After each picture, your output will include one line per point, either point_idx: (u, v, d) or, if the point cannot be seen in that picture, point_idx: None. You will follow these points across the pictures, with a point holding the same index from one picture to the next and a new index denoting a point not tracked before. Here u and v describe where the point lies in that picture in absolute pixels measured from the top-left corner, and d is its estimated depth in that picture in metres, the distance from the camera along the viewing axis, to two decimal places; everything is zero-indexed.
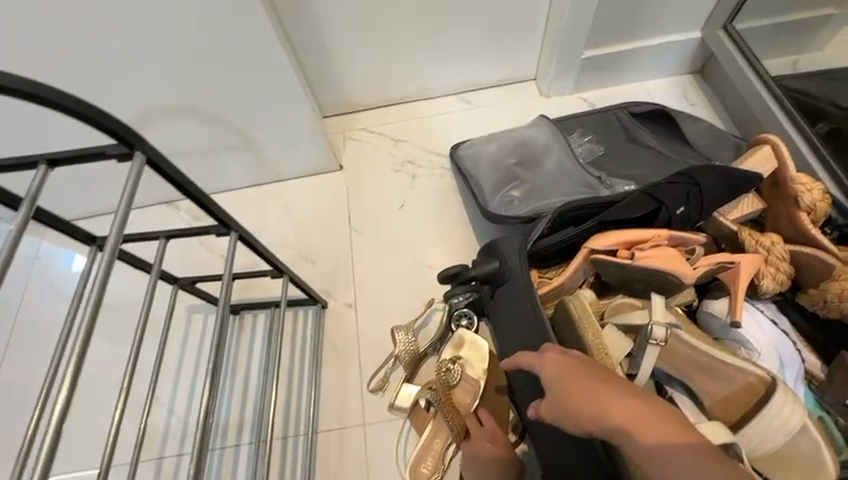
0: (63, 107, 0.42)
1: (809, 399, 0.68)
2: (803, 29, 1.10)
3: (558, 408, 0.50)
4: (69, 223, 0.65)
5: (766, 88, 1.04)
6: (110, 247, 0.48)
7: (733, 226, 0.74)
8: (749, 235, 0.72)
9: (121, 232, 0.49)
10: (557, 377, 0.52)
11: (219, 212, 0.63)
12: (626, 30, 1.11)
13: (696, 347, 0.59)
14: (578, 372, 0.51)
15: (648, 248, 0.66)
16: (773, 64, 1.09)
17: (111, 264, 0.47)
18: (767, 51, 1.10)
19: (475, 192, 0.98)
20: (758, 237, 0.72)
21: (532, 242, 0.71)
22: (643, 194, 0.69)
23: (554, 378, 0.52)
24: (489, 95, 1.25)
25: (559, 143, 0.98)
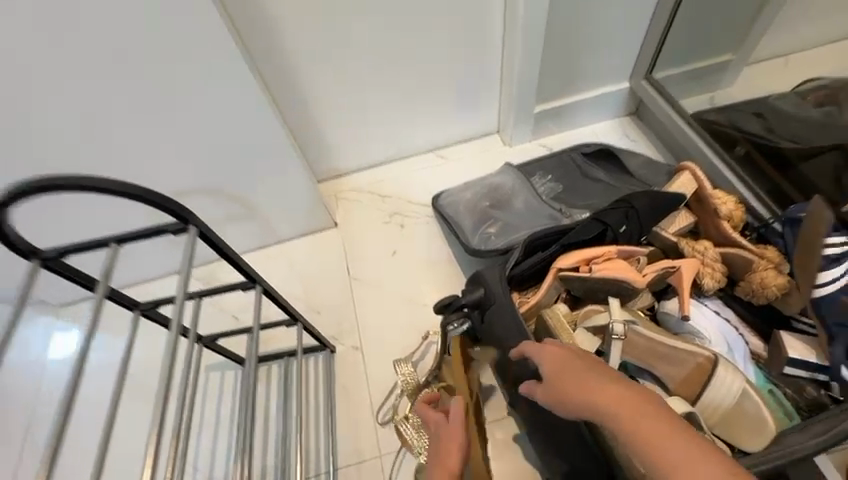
0: (147, 202, 0.60)
1: (760, 377, 0.79)
2: (710, 73, 1.33)
3: (550, 395, 0.57)
4: (120, 292, 0.74)
5: (686, 125, 1.25)
6: (179, 303, 0.69)
7: (672, 237, 0.89)
8: (686, 243, 0.87)
9: (186, 291, 0.70)
10: (552, 358, 0.61)
11: (249, 270, 0.76)
12: (566, 87, 1.33)
13: (652, 338, 0.71)
14: (574, 359, 0.59)
15: (602, 262, 0.80)
16: (691, 103, 1.31)
17: (180, 313, 0.69)
18: (684, 93, 1.33)
19: (457, 233, 1.12)
20: (692, 244, 0.87)
21: (509, 270, 0.84)
22: (591, 218, 0.84)
23: (550, 359, 0.61)
24: (460, 150, 1.44)
25: (523, 186, 1.15)
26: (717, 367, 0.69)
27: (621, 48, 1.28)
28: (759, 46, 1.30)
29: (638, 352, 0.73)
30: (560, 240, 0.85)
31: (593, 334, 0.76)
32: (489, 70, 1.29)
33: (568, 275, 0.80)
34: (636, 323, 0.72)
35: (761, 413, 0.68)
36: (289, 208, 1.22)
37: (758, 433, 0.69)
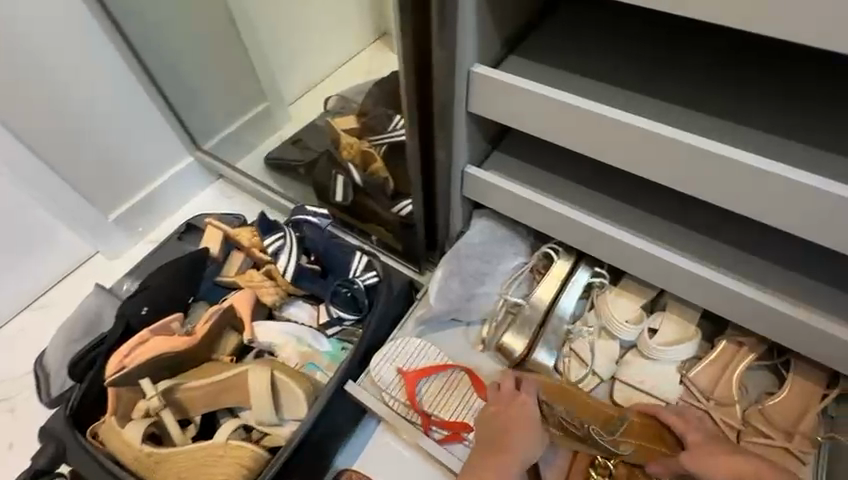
0: None
1: (333, 343, 0.98)
2: (263, 118, 1.50)
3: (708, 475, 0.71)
4: None
5: (250, 179, 1.48)
6: None
7: (537, 382, 0.80)
8: (546, 393, 0.80)
9: None
10: (713, 459, 0.72)
11: None
12: (124, 190, 1.36)
13: (195, 388, 0.82)
14: (717, 448, 0.73)
15: (139, 348, 0.83)
16: (255, 153, 1.50)
17: None
18: (244, 145, 1.51)
19: (40, 390, 1.03)
20: (547, 387, 0.80)
21: (69, 408, 0.80)
22: (113, 318, 0.87)
23: (711, 463, 0.71)
24: (62, 290, 1.36)
25: (105, 297, 1.11)
26: (247, 376, 0.81)
27: (153, 141, 1.37)
28: (280, 86, 1.47)
29: (195, 405, 0.83)
30: (97, 350, 0.85)
31: (147, 420, 0.78)
32: (20, 212, 1.22)
33: (109, 384, 0.81)
34: (179, 382, 0.82)
35: (290, 382, 0.81)
36: None
37: (305, 401, 0.82)
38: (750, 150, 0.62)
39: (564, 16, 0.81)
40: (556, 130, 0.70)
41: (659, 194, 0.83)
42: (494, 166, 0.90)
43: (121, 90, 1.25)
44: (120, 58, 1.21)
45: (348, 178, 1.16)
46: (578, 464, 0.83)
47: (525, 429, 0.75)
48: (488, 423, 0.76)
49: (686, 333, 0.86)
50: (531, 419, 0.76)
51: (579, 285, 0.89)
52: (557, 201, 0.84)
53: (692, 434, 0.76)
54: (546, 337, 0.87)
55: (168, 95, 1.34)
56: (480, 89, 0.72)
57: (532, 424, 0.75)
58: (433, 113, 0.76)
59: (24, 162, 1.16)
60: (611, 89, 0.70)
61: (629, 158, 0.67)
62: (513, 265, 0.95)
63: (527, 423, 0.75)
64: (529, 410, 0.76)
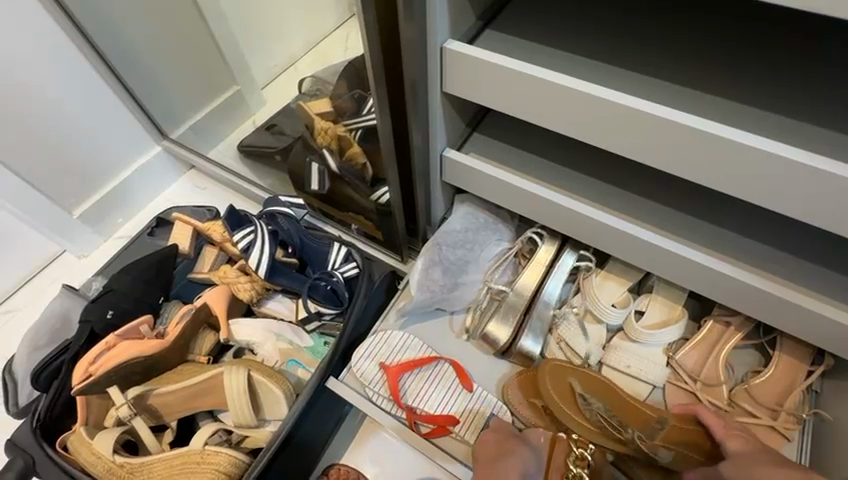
0: None
1: (315, 339, 0.96)
2: (234, 104, 1.43)
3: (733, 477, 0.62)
4: None
5: (223, 169, 1.41)
6: None
7: (572, 372, 0.80)
8: (584, 387, 0.79)
9: None
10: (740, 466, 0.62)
11: None
12: (89, 185, 1.29)
13: (169, 393, 0.78)
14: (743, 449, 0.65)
15: (106, 355, 0.79)
16: (227, 141, 1.43)
17: None
18: (215, 134, 1.43)
19: (6, 401, 0.97)
20: (584, 380, 0.80)
21: (37, 420, 0.77)
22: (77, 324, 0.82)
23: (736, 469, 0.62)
24: (29, 293, 1.30)
25: (72, 298, 1.07)
26: (223, 378, 0.77)
27: (115, 133, 1.29)
28: (252, 70, 1.40)
29: (171, 409, 0.79)
30: (62, 358, 0.81)
31: (117, 429, 0.75)
32: None
33: (76, 393, 0.76)
34: (150, 388, 0.78)
35: (268, 382, 0.78)
36: None
37: (285, 401, 0.79)
38: (742, 128, 0.57)
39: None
40: (535, 109, 0.65)
41: (645, 175, 0.80)
42: (473, 149, 0.86)
43: (76, 80, 1.16)
44: (72, 47, 1.11)
45: (323, 165, 1.11)
46: (558, 449, 0.74)
47: (499, 454, 0.70)
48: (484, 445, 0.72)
49: (671, 314, 0.85)
50: (502, 444, 0.72)
51: (565, 268, 0.87)
52: (540, 183, 0.80)
53: (730, 439, 0.67)
54: (532, 325, 0.84)
55: (129, 83, 1.25)
56: (457, 67, 0.66)
57: (503, 450, 0.71)
58: (405, 93, 0.70)
59: None
60: (593, 65, 0.66)
61: (612, 139, 0.63)
62: (497, 251, 0.92)
63: (499, 447, 0.71)
64: (503, 437, 0.73)
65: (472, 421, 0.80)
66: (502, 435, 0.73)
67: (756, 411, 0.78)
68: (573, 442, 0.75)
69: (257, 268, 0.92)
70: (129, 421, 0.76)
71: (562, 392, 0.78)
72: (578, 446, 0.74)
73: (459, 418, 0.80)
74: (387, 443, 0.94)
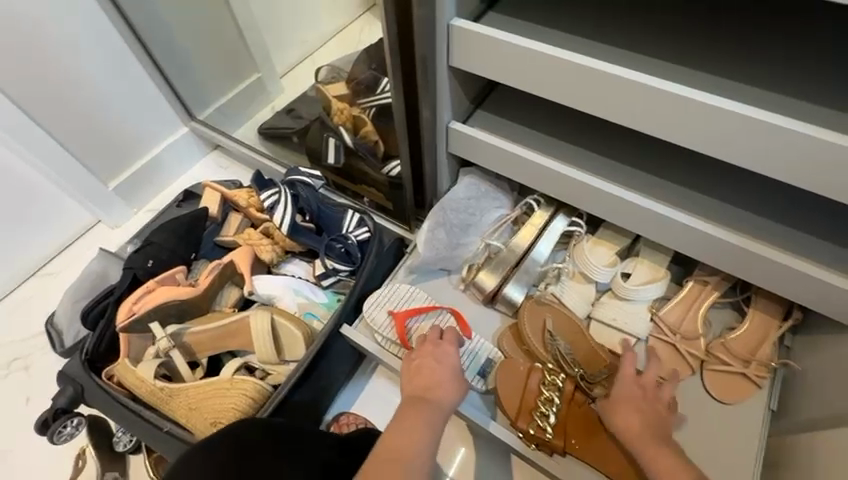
0: None
1: (329, 296, 1.05)
2: (256, 90, 1.54)
3: (612, 410, 0.75)
4: None
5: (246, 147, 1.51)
6: None
7: (547, 312, 0.89)
8: (554, 325, 0.88)
9: None
10: (625, 408, 0.74)
11: None
12: (124, 159, 1.40)
13: (201, 331, 0.88)
14: (644, 412, 0.73)
15: (146, 298, 0.89)
16: (250, 123, 1.54)
17: None
18: (239, 117, 1.55)
19: (54, 343, 1.09)
20: (557, 321, 0.88)
21: (86, 353, 0.87)
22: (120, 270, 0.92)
23: (622, 410, 0.74)
24: (67, 258, 1.41)
25: (112, 259, 1.18)
26: (251, 318, 0.87)
27: (147, 113, 1.40)
28: (274, 60, 1.52)
29: (202, 346, 0.89)
30: (107, 300, 0.91)
31: (157, 360, 0.85)
32: (27, 179, 1.25)
33: (122, 328, 0.87)
34: (185, 327, 0.88)
35: (289, 324, 0.88)
36: None
37: (303, 342, 0.88)
38: (711, 93, 0.66)
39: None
40: (531, 79, 0.75)
41: (631, 146, 0.89)
42: (476, 123, 0.95)
43: (117, 62, 1.27)
44: (115, 31, 1.22)
45: (339, 141, 1.21)
46: (533, 377, 0.83)
47: (435, 378, 0.75)
48: (410, 377, 0.77)
49: (656, 275, 0.93)
50: (445, 367, 0.77)
51: (556, 231, 0.94)
52: (536, 152, 0.89)
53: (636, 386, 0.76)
54: (518, 276, 0.92)
55: (164, 66, 1.36)
56: (463, 42, 0.75)
57: (443, 375, 0.76)
58: (415, 66, 0.79)
59: (29, 134, 1.18)
60: (581, 41, 0.75)
61: (599, 106, 0.72)
62: (496, 216, 1.01)
63: (437, 373, 0.76)
64: (442, 362, 0.78)
65: (470, 362, 0.88)
66: (447, 358, 0.78)
67: (730, 361, 0.85)
68: (546, 371, 0.83)
69: (281, 224, 1.03)
70: (167, 354, 0.86)
71: (533, 325, 0.88)
72: (551, 374, 0.82)
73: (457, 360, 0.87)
74: (390, 391, 1.04)
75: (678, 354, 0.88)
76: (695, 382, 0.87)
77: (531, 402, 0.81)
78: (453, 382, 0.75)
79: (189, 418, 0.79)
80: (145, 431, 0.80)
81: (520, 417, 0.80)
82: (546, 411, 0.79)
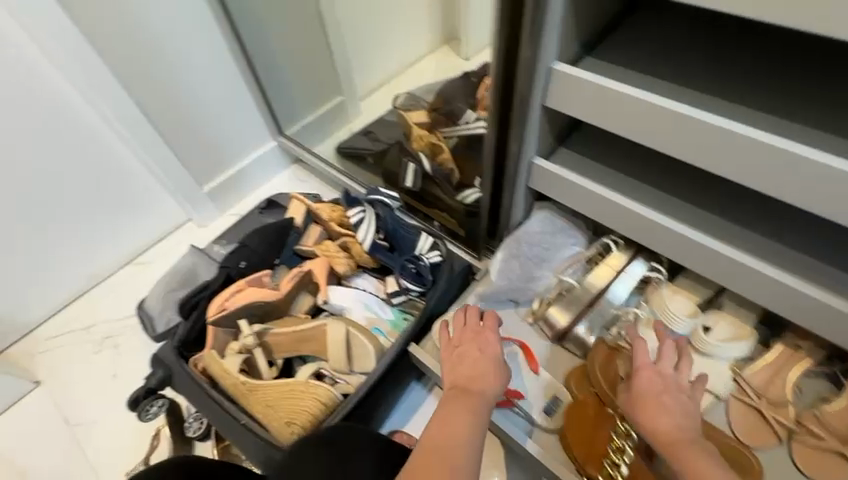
0: None
1: (396, 313, 1.09)
2: (338, 110, 1.66)
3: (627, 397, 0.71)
4: None
5: (326, 163, 1.61)
6: None
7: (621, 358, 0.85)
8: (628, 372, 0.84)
9: None
10: (640, 378, 0.71)
11: None
12: (219, 165, 1.53)
13: (282, 333, 0.94)
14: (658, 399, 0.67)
15: (236, 296, 0.96)
16: (331, 140, 1.65)
17: None
18: (321, 134, 1.66)
19: (148, 327, 1.22)
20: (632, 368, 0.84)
21: (178, 339, 0.95)
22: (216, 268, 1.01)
23: (639, 382, 0.70)
24: (159, 250, 1.55)
25: (201, 256, 1.29)
26: (329, 327, 0.92)
27: (243, 126, 1.54)
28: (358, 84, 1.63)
29: (279, 347, 0.95)
30: (202, 293, 0.99)
31: (241, 354, 0.91)
32: (138, 177, 1.41)
33: (212, 322, 0.94)
34: (269, 328, 0.94)
35: (363, 337, 0.91)
36: None
37: (373, 356, 0.92)
38: (822, 150, 0.65)
39: (636, 27, 0.88)
40: (624, 123, 0.76)
41: (720, 196, 0.87)
42: (559, 159, 0.97)
43: (225, 80, 1.41)
44: (229, 52, 1.38)
45: (418, 166, 1.26)
46: (604, 424, 0.80)
47: (481, 370, 0.74)
48: (458, 369, 0.75)
49: (739, 332, 0.88)
50: (488, 358, 0.76)
51: (635, 275, 0.93)
52: (620, 194, 0.89)
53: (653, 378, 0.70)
54: (591, 317, 0.91)
55: (264, 84, 1.50)
56: (562, 84, 0.78)
57: (489, 367, 0.75)
58: (511, 110, 0.85)
59: (148, 139, 1.32)
60: (679, 88, 0.76)
61: (699, 154, 0.72)
62: (570, 253, 1.01)
63: (482, 365, 0.75)
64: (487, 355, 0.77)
65: (535, 399, 0.89)
66: (492, 352, 0.78)
67: (825, 436, 0.78)
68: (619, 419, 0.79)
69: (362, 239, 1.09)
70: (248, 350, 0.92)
71: (604, 368, 0.84)
72: None
73: (523, 394, 0.88)
74: None
75: (762, 420, 0.83)
76: (779, 453, 0.81)
77: (601, 448, 0.79)
78: (497, 373, 0.74)
79: (265, 415, 0.84)
80: (223, 420, 0.86)
81: (589, 462, 0.78)
82: (618, 462, 0.74)
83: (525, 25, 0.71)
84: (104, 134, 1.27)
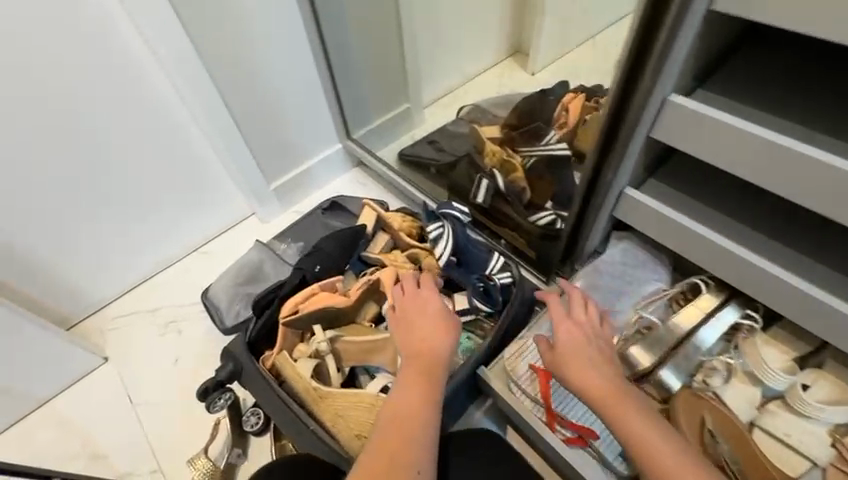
0: None
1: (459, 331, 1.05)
2: (405, 118, 1.67)
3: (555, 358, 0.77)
4: None
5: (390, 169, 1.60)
6: None
7: (707, 408, 0.82)
8: (715, 424, 0.81)
9: None
10: (568, 342, 0.77)
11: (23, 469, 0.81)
12: (287, 165, 1.55)
13: (353, 342, 0.94)
14: (593, 361, 0.74)
15: (310, 299, 0.97)
16: (397, 146, 1.65)
17: None
18: (387, 140, 1.67)
19: (215, 318, 1.24)
20: (719, 419, 0.81)
21: (249, 336, 0.98)
22: (292, 269, 1.03)
23: (565, 344, 0.77)
24: (224, 241, 1.59)
25: (267, 252, 1.32)
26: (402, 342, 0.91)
27: (316, 128, 1.55)
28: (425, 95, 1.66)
29: (349, 356, 0.95)
30: (276, 294, 1.00)
31: (312, 359, 0.92)
32: (213, 169, 1.44)
33: (284, 322, 0.95)
34: (341, 335, 0.95)
35: None
36: (43, 370, 1.22)
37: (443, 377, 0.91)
38: None
39: (749, 61, 0.84)
40: (736, 161, 0.72)
41: (834, 249, 0.81)
42: (651, 191, 0.93)
43: (305, 84, 1.43)
44: (313, 55, 1.38)
45: (491, 183, 1.23)
46: None
47: (432, 326, 0.81)
48: (411, 331, 0.82)
49: (843, 396, 0.81)
50: (434, 315, 0.83)
51: (724, 323, 0.87)
52: (720, 235, 0.84)
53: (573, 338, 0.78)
54: (677, 361, 0.86)
55: (340, 88, 1.51)
56: (673, 117, 0.75)
57: (437, 323, 0.82)
58: (616, 154, 0.84)
59: (230, 137, 1.35)
60: (799, 132, 0.71)
61: (825, 204, 0.67)
62: (652, 289, 0.97)
63: (432, 321, 0.82)
64: (434, 312, 0.84)
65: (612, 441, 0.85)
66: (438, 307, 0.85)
67: None
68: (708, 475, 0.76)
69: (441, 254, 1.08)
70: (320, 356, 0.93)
71: (689, 416, 0.81)
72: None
73: (599, 434, 0.85)
74: None
75: None
76: None
77: None
78: (445, 329, 0.81)
79: (338, 425, 0.84)
80: (291, 424, 0.86)
81: None
82: None
83: (649, 65, 0.70)
84: (190, 128, 1.32)
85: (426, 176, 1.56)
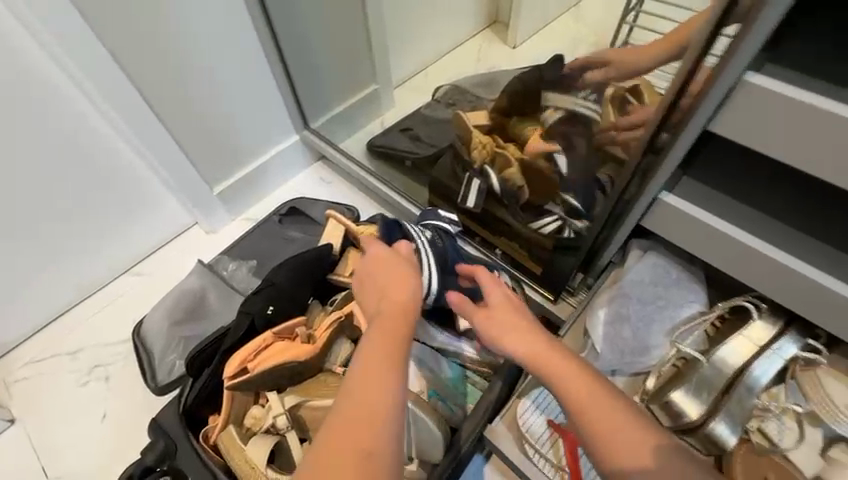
0: None
1: (454, 372, 0.84)
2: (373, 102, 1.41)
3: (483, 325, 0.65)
4: None
5: (358, 165, 1.35)
6: None
7: (767, 464, 0.69)
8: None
9: None
10: (496, 298, 0.66)
11: None
12: (232, 165, 1.27)
13: (319, 408, 0.74)
14: (519, 314, 0.63)
15: (263, 354, 0.74)
16: (366, 135, 1.40)
17: None
18: (352, 129, 1.41)
19: (146, 370, 0.99)
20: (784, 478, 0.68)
21: (184, 402, 0.75)
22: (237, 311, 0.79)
23: (493, 302, 0.65)
24: (161, 259, 1.30)
25: (208, 277, 1.07)
26: None
27: (266, 118, 1.27)
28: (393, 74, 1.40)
29: (317, 424, 0.75)
30: (218, 348, 0.77)
31: (265, 436, 0.71)
32: (136, 174, 1.14)
33: (229, 386, 0.73)
34: (305, 399, 0.74)
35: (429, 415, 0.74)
36: None
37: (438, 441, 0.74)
38: None
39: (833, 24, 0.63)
40: (825, 156, 0.55)
41: None
42: (692, 195, 0.73)
43: (247, 66, 1.14)
44: (253, 28, 1.08)
45: (484, 183, 1.01)
46: None
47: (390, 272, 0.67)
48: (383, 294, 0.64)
49: None
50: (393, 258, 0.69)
51: (784, 356, 0.71)
52: (780, 251, 0.68)
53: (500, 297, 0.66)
54: (729, 407, 0.70)
55: (292, 69, 1.22)
56: (744, 100, 0.57)
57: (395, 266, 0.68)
58: (659, 158, 0.69)
59: (153, 139, 1.06)
60: None
61: None
62: (687, 313, 0.79)
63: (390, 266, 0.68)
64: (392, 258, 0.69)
65: None
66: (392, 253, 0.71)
67: None
68: None
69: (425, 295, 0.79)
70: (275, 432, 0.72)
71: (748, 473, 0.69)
72: None
73: None
74: None
75: None
76: None
77: None
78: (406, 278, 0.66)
79: None
80: None
81: None
82: None
83: (723, 34, 0.54)
84: (97, 129, 1.01)
85: (401, 171, 1.32)
